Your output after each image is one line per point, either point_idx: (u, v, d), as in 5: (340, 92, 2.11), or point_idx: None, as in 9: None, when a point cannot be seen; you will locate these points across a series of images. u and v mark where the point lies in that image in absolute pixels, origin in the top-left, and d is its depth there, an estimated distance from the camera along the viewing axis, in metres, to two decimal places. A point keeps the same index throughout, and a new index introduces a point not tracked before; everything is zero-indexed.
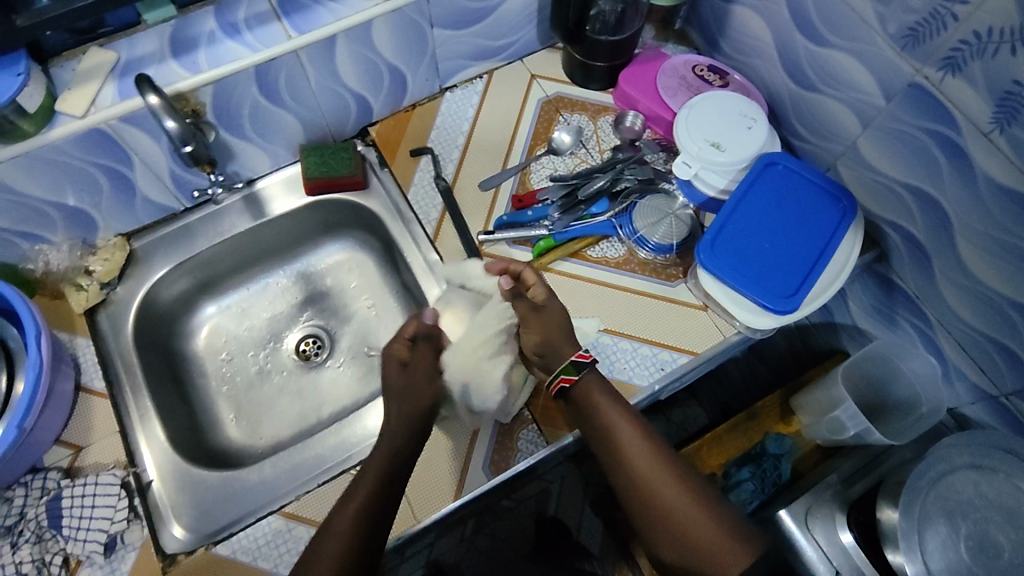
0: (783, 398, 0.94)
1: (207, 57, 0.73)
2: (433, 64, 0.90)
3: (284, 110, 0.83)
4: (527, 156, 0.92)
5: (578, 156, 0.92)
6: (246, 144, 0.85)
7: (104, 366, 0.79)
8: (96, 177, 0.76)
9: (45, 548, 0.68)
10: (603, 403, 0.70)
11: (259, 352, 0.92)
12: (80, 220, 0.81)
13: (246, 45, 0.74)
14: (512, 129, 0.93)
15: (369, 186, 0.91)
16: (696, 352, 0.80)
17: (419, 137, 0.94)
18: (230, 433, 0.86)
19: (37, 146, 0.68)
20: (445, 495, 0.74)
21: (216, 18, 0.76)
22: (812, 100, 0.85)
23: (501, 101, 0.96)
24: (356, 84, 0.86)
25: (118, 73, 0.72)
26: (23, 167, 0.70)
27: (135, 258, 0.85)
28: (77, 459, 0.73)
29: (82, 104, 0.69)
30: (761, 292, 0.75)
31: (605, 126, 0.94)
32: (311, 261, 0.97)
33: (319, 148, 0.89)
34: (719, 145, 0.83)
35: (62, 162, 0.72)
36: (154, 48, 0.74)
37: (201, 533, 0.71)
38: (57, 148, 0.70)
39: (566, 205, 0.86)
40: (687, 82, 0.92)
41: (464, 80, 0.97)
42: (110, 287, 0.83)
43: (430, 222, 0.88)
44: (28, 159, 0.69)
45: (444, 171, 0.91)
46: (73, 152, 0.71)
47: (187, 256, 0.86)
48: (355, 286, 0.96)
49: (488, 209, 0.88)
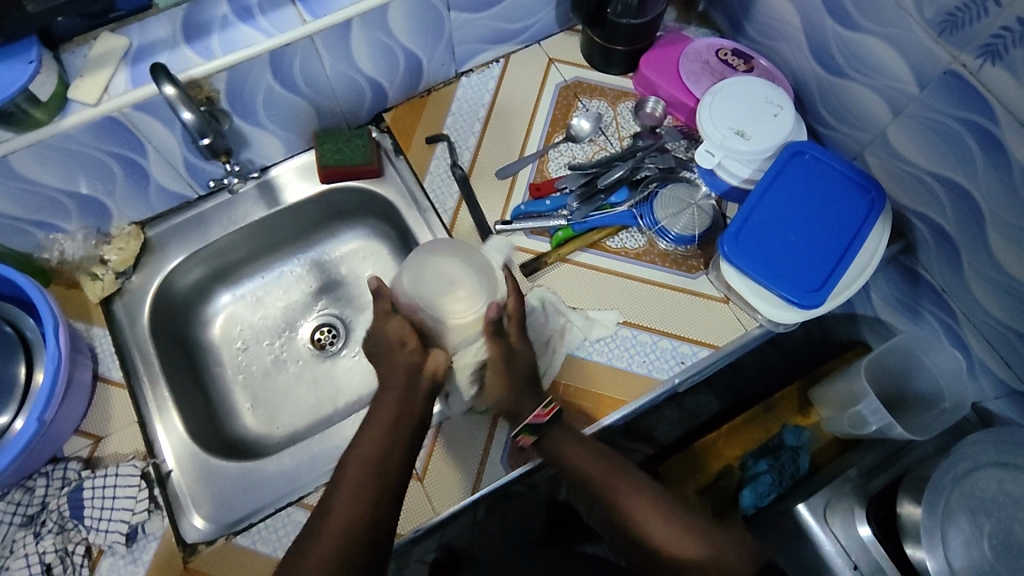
0: (802, 390, 0.93)
1: (220, 43, 0.72)
2: (450, 48, 0.88)
3: (297, 96, 0.81)
4: (545, 143, 0.90)
5: (596, 143, 0.90)
6: (260, 131, 0.83)
7: (121, 356, 0.79)
8: (110, 166, 0.75)
9: (68, 538, 0.69)
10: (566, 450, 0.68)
11: (274, 341, 0.91)
12: (94, 209, 0.80)
13: (259, 30, 0.73)
14: (529, 115, 0.92)
15: (385, 174, 0.90)
16: (717, 346, 0.79)
17: (434, 124, 0.92)
18: (247, 422, 0.86)
19: (51, 135, 0.67)
20: (465, 487, 0.74)
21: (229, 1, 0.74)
22: (840, 87, 0.82)
23: (519, 85, 0.93)
24: (371, 68, 0.84)
25: (131, 60, 0.71)
26: (39, 156, 0.69)
27: (150, 247, 0.85)
28: (96, 449, 0.73)
29: (95, 92, 0.68)
30: (786, 286, 0.74)
31: (624, 112, 0.92)
32: (325, 249, 0.96)
33: (333, 135, 0.88)
34: (743, 132, 0.81)
35: (76, 151, 0.71)
36: (165, 33, 0.72)
37: (220, 524, 0.71)
38: (72, 136, 0.69)
39: (584, 194, 0.84)
40: (710, 67, 0.90)
41: (480, 64, 0.95)
42: (126, 276, 0.82)
43: (446, 211, 0.87)
44: (42, 148, 0.68)
45: (460, 158, 0.89)
46: (87, 140, 0.70)
47: (202, 245, 0.86)
48: (369, 275, 0.95)
49: (506, 198, 0.87)
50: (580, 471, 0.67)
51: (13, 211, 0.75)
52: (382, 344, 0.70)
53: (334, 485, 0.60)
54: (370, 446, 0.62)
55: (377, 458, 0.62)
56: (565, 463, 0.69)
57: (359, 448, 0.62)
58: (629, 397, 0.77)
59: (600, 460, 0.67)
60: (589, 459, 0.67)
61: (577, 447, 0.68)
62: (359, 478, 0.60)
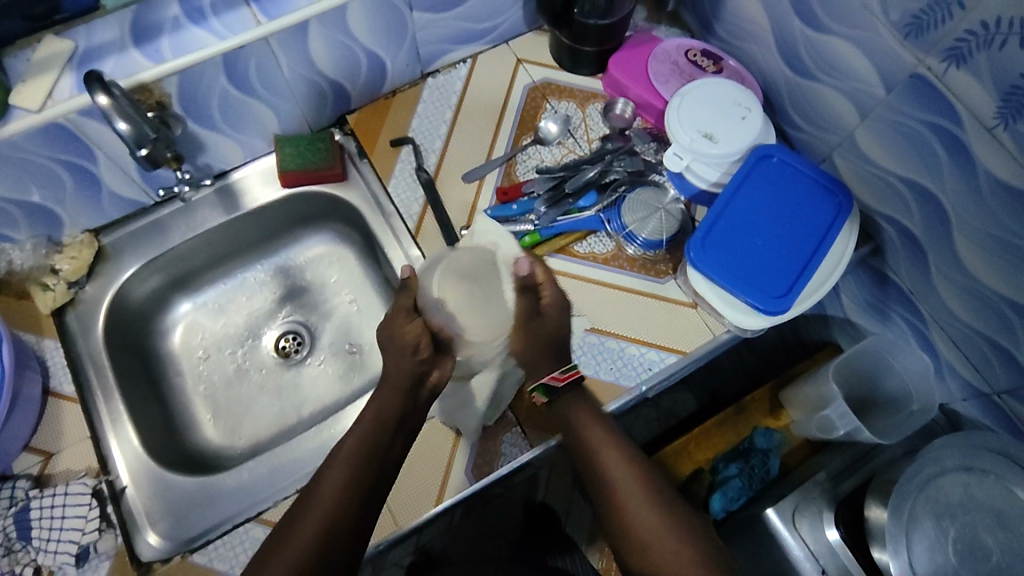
0: (773, 391, 0.92)
1: (171, 46, 0.69)
2: (415, 49, 0.86)
3: (255, 99, 0.79)
4: (512, 146, 0.89)
5: (565, 146, 0.89)
6: (218, 136, 0.81)
7: (73, 368, 0.76)
8: (58, 173, 0.73)
9: (16, 559, 0.67)
10: (581, 419, 0.67)
11: (237, 350, 0.89)
12: (44, 217, 0.78)
13: (212, 32, 0.70)
14: (497, 117, 0.90)
15: (348, 178, 0.88)
16: (684, 352, 0.78)
17: (400, 126, 0.90)
18: (207, 434, 0.83)
19: None
20: (429, 499, 0.73)
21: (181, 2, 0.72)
22: (809, 88, 0.81)
23: (486, 86, 0.92)
24: (332, 71, 0.82)
25: (76, 64, 0.68)
26: None
27: (104, 255, 0.82)
28: (47, 466, 0.71)
29: (39, 98, 0.66)
30: (752, 292, 0.73)
31: (593, 114, 0.90)
32: (290, 255, 0.93)
33: (294, 139, 0.86)
34: (711, 136, 0.80)
35: (20, 159, 0.69)
36: (114, 36, 0.70)
37: (176, 541, 0.69)
38: (15, 144, 0.66)
39: (552, 198, 0.83)
40: (679, 68, 0.89)
41: (447, 64, 0.93)
42: (78, 285, 0.80)
43: (411, 216, 0.85)
44: None
45: (426, 161, 0.88)
46: (31, 148, 0.68)
47: (159, 252, 0.83)
48: (335, 281, 0.93)
49: (472, 202, 0.86)
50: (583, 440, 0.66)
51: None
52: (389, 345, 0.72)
53: (314, 484, 0.61)
54: (355, 447, 0.63)
55: (362, 459, 0.62)
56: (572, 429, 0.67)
57: (350, 441, 0.63)
58: (596, 405, 0.76)
59: (604, 433, 0.65)
60: (598, 431, 0.66)
61: (591, 418, 0.67)
62: (343, 477, 0.61)
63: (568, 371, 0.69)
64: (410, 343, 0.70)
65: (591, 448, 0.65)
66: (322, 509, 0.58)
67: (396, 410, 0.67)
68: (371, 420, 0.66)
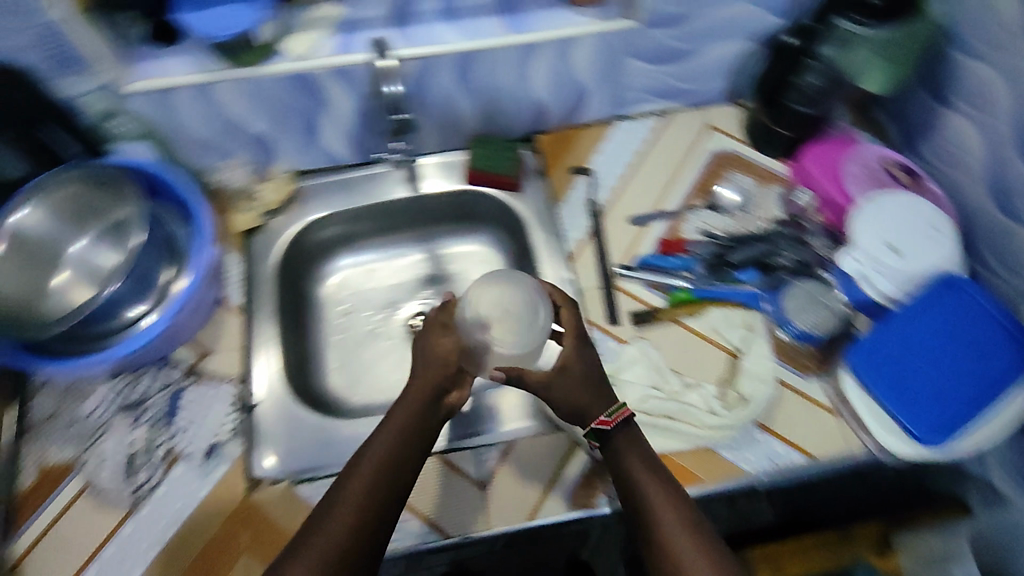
0: (884, 529, 0.86)
1: (421, 36, 0.79)
2: (621, 91, 0.91)
3: (471, 98, 0.86)
4: (685, 203, 0.90)
5: (737, 217, 0.89)
6: (426, 121, 0.89)
7: (246, 285, 0.84)
8: (293, 116, 0.82)
9: (156, 434, 0.74)
10: (636, 464, 0.64)
11: (374, 314, 0.95)
12: (265, 149, 0.87)
13: (458, 33, 0.79)
14: (676, 173, 0.92)
15: (523, 190, 0.93)
16: (812, 455, 0.75)
17: (582, 156, 0.94)
18: (329, 380, 0.89)
19: (259, 76, 0.75)
20: (522, 511, 0.73)
21: None
22: (1014, 230, 0.78)
23: (674, 141, 0.95)
24: (544, 91, 0.88)
25: (343, 29, 0.78)
26: (242, 91, 0.77)
27: (299, 195, 0.90)
28: (202, 361, 0.78)
29: (304, 50, 0.76)
30: (909, 417, 0.72)
31: (772, 195, 0.91)
32: (446, 243, 0.99)
33: (488, 141, 0.92)
34: (897, 249, 0.78)
35: (272, 96, 0.78)
36: (378, 13, 0.78)
37: (287, 467, 0.73)
38: (274, 83, 0.76)
39: (713, 263, 0.85)
40: (873, 175, 0.87)
41: (642, 112, 0.97)
42: (271, 216, 0.89)
43: (572, 241, 0.89)
44: (247, 85, 0.76)
45: (599, 195, 0.91)
46: (285, 89, 0.77)
47: (343, 207, 0.91)
48: (478, 279, 0.97)
49: (632, 244, 0.88)
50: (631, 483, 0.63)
51: (199, 133, 0.82)
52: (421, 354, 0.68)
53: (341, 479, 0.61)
54: (378, 455, 0.62)
55: (392, 461, 0.62)
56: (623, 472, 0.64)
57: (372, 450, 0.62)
58: (708, 478, 0.73)
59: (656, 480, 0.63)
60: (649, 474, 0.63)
61: (642, 462, 0.64)
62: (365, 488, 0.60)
63: (617, 413, 0.66)
64: (439, 362, 0.67)
65: (655, 508, 0.61)
66: (353, 508, 0.59)
67: (415, 417, 0.65)
68: (401, 419, 0.64)
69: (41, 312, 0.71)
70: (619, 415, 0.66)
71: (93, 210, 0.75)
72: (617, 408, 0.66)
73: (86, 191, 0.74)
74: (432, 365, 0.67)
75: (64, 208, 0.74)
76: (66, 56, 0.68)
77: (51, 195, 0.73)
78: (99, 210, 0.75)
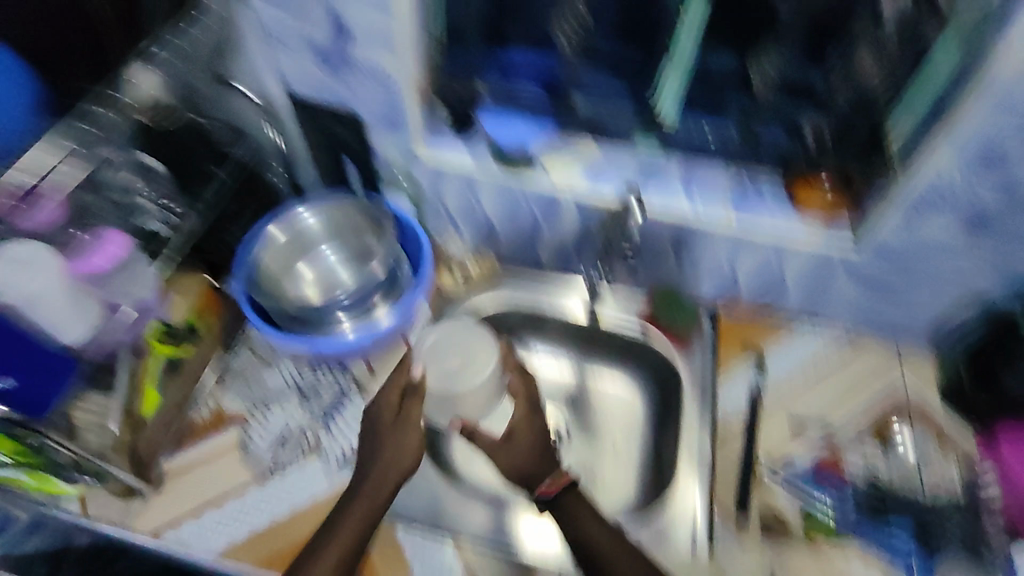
0: None
1: (656, 195, 0.86)
2: (820, 300, 0.94)
3: (679, 258, 0.94)
4: (852, 431, 0.89)
5: (906, 467, 0.86)
6: (629, 260, 0.97)
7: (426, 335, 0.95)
8: (524, 217, 0.94)
9: (313, 424, 0.87)
10: (586, 523, 0.75)
11: None
12: (489, 232, 1.00)
13: (691, 204, 0.86)
14: (851, 399, 0.91)
15: (694, 353, 0.95)
16: None
17: (763, 345, 0.97)
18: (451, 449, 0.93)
19: (515, 183, 0.88)
20: None
21: (684, 170, 0.87)
22: None
23: (858, 366, 0.94)
24: (747, 274, 0.94)
25: (594, 167, 0.87)
26: (496, 189, 0.90)
27: (495, 278, 1.03)
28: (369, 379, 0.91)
29: (559, 175, 0.87)
30: None
31: (951, 461, 0.86)
32: (600, 372, 1.02)
33: (674, 296, 1.00)
34: None
35: (518, 201, 0.91)
36: (627, 163, 0.87)
37: None
38: (524, 192, 0.89)
39: (872, 505, 0.83)
40: None
41: (833, 324, 0.98)
42: (469, 285, 1.02)
43: (727, 420, 0.91)
44: (503, 187, 0.89)
45: (766, 387, 0.93)
46: (531, 200, 0.90)
47: (529, 302, 1.02)
48: (616, 420, 0.97)
49: (786, 448, 0.88)
50: (596, 547, 0.73)
51: (448, 205, 0.96)
52: (394, 399, 0.81)
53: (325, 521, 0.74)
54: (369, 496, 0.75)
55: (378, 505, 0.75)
56: (575, 530, 0.75)
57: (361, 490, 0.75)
58: None
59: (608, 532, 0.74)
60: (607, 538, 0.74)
61: (592, 516, 0.75)
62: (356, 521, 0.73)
63: (558, 481, 0.77)
64: (415, 445, 0.79)
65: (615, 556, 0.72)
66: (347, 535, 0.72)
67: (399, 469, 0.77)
68: (378, 476, 0.76)
69: (285, 293, 0.89)
70: (557, 483, 0.76)
71: (359, 249, 0.91)
72: (559, 477, 0.77)
73: (370, 227, 0.91)
74: (408, 437, 0.79)
75: (350, 228, 0.92)
76: (392, 120, 0.85)
77: (348, 216, 0.92)
78: (366, 252, 0.91)
